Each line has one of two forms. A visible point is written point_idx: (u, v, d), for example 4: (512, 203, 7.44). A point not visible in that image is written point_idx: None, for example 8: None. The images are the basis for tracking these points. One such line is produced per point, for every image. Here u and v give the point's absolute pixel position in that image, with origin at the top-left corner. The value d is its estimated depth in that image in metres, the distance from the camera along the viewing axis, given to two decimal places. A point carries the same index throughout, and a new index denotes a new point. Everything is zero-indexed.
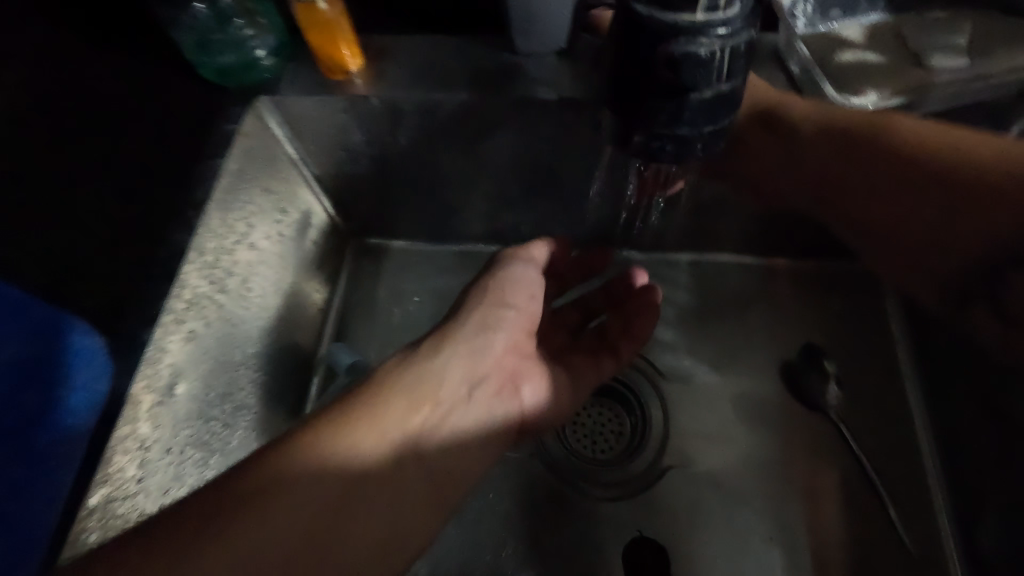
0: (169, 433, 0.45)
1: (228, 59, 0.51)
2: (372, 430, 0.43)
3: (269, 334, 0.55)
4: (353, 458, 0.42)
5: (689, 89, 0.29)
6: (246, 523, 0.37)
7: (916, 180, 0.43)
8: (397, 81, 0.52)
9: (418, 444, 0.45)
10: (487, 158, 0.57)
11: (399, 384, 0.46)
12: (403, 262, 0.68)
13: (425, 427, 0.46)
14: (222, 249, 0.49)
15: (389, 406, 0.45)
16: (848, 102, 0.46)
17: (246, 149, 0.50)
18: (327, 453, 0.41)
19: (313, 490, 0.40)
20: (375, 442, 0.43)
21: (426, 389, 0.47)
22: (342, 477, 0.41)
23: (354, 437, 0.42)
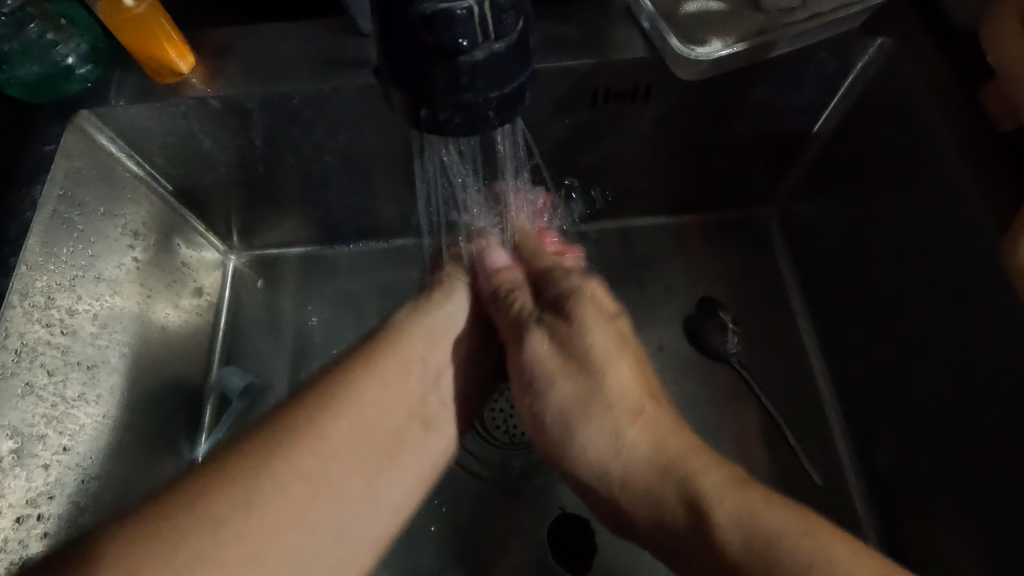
0: (19, 500, 0.41)
1: (30, 72, 0.45)
2: (397, 371, 0.45)
3: (141, 371, 0.51)
4: (384, 404, 0.43)
5: (456, 51, 0.24)
6: (330, 431, 0.40)
7: (705, 570, 0.34)
8: (234, 77, 0.48)
9: (438, 383, 0.48)
10: (356, 150, 0.53)
11: (402, 347, 0.46)
12: (297, 271, 0.64)
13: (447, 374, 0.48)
14: (56, 287, 0.44)
15: (410, 347, 0.47)
16: (692, 53, 0.43)
17: (71, 172, 0.46)
18: (370, 388, 0.43)
19: (389, 403, 0.43)
20: (405, 372, 0.45)
21: (440, 331, 0.49)
22: (381, 416, 0.43)
23: (388, 379, 0.44)
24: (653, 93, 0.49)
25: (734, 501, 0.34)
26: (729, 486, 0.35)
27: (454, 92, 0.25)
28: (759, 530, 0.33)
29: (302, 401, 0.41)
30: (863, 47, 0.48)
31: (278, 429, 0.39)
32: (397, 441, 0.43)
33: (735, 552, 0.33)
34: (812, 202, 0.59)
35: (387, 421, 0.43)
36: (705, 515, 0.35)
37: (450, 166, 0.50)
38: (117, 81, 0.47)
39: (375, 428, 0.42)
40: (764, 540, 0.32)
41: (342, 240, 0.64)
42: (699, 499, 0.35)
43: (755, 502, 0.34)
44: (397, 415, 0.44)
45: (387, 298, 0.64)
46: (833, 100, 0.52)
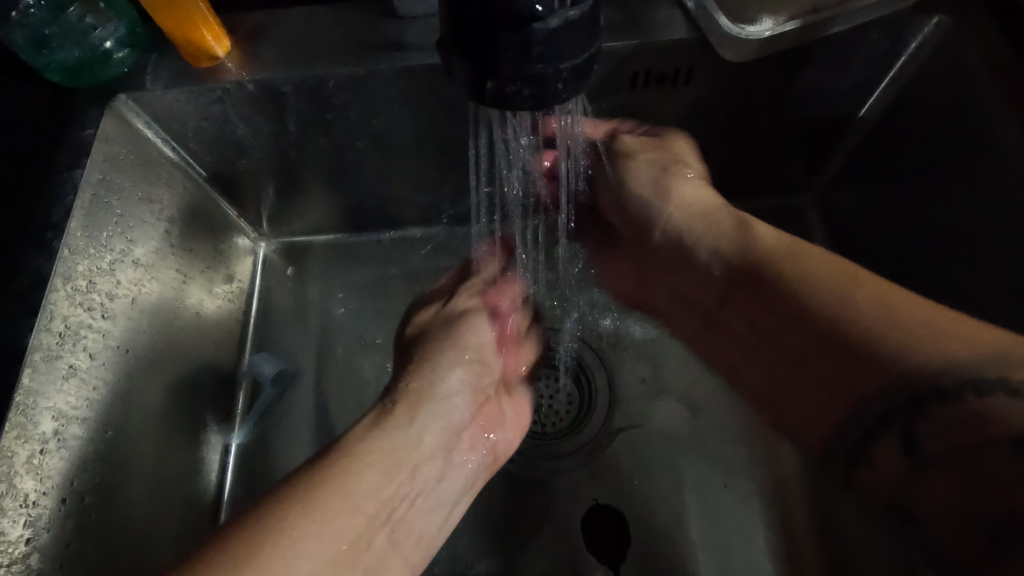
0: (65, 481, 0.41)
1: (72, 55, 0.45)
2: (347, 506, 0.37)
3: (174, 357, 0.51)
4: (310, 562, 0.34)
5: (531, 19, 0.22)
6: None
7: (766, 292, 0.40)
8: (269, 61, 0.47)
9: (393, 517, 0.40)
10: (388, 135, 0.53)
11: (342, 478, 0.38)
12: (327, 260, 0.64)
13: (398, 497, 0.40)
14: (96, 271, 0.44)
15: (348, 505, 0.37)
16: (742, 34, 0.44)
17: (109, 157, 0.46)
18: (351, 492, 0.38)
19: (346, 526, 0.37)
20: (342, 515, 0.37)
21: (395, 453, 0.41)
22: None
23: (308, 538, 0.34)
24: (695, 76, 0.48)
25: (846, 274, 0.37)
26: (837, 266, 0.38)
27: (524, 64, 0.23)
28: (886, 291, 0.35)
29: (204, 562, 0.32)
30: (917, 27, 0.46)
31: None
32: (365, 558, 0.37)
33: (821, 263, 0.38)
34: (852, 188, 0.57)
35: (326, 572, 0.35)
36: (751, 230, 0.43)
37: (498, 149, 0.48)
38: (154, 65, 0.47)
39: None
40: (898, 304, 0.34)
41: (370, 227, 0.64)
42: (789, 257, 0.40)
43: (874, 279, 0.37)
44: (337, 557, 0.36)
45: (414, 285, 0.63)
46: (881, 82, 0.50)
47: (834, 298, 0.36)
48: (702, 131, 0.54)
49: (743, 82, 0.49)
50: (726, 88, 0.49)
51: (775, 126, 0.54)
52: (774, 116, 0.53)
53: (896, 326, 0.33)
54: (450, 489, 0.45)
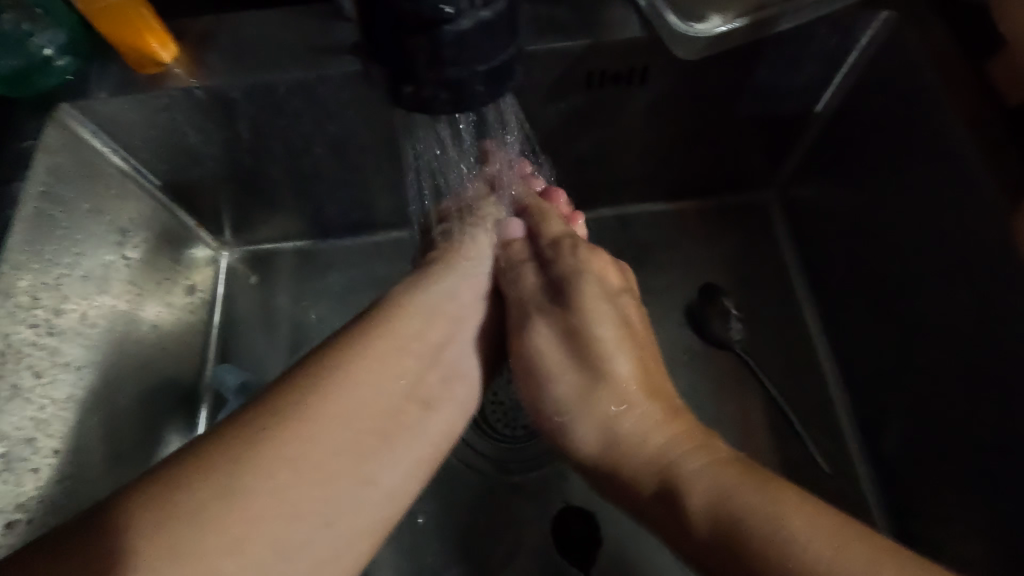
0: (10, 504, 0.39)
1: (9, 63, 0.43)
2: (396, 352, 0.44)
3: (133, 371, 0.50)
4: (366, 399, 0.40)
5: (443, 21, 0.21)
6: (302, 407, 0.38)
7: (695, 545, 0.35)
8: (217, 67, 0.46)
9: (440, 360, 0.47)
10: (346, 140, 0.52)
11: (392, 325, 0.45)
12: (293, 267, 0.63)
13: (442, 341, 0.48)
14: (41, 286, 0.43)
15: (399, 343, 0.44)
16: (691, 32, 0.43)
17: (53, 168, 0.44)
18: (387, 344, 0.44)
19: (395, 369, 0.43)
20: (391, 356, 0.43)
21: (433, 307, 0.48)
22: (378, 393, 0.41)
23: (371, 364, 0.42)
24: (651, 75, 0.48)
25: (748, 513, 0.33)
26: (782, 490, 0.34)
27: (441, 67, 0.22)
28: (768, 525, 0.32)
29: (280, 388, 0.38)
30: (865, 22, 0.46)
31: (244, 428, 0.36)
32: (407, 404, 0.43)
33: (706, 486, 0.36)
34: (812, 184, 0.58)
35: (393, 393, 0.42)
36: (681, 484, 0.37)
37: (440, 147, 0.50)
38: (99, 72, 0.46)
39: (384, 395, 0.42)
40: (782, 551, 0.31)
41: (336, 233, 0.63)
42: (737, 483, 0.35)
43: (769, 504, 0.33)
44: (387, 399, 0.42)
45: (382, 291, 0.62)
46: (836, 76, 0.50)
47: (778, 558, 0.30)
48: (665, 128, 0.54)
49: (702, 77, 0.49)
50: (686, 82, 0.49)
51: (738, 120, 0.54)
52: (735, 109, 0.52)
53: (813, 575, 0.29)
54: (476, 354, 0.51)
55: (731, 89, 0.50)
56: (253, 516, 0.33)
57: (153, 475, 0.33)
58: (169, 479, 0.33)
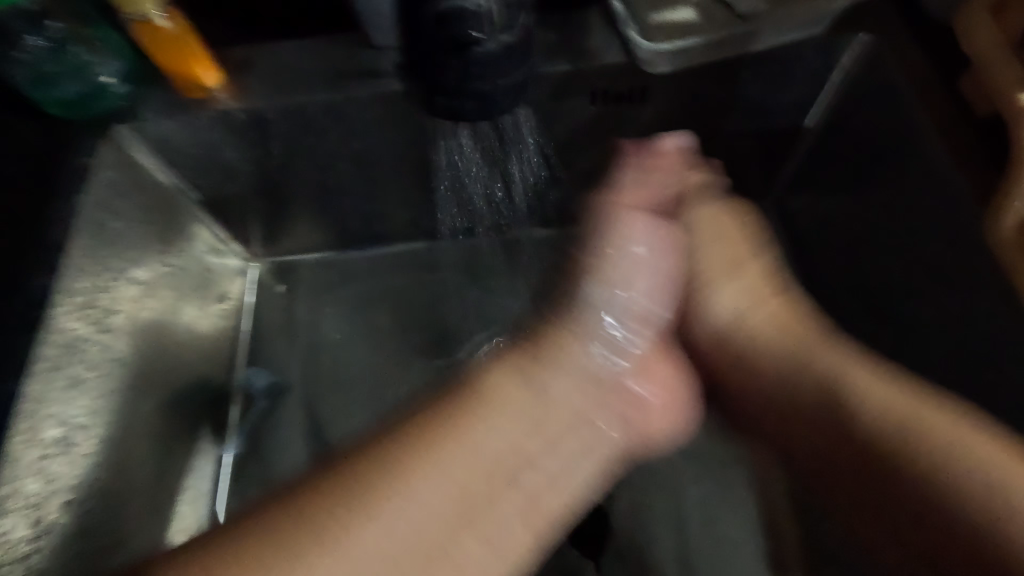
0: (69, 484, 0.43)
1: (69, 90, 0.48)
2: (534, 391, 0.42)
3: (167, 372, 0.54)
4: (505, 431, 0.40)
5: None
6: (444, 442, 0.39)
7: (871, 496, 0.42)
8: (258, 90, 0.51)
9: (515, 485, 0.40)
10: (369, 155, 0.56)
11: (469, 416, 0.40)
12: (315, 278, 0.67)
13: (578, 410, 0.43)
14: (97, 287, 0.47)
15: (495, 421, 0.40)
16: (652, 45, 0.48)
17: (109, 182, 0.49)
18: (508, 385, 0.41)
19: (517, 411, 0.41)
20: (511, 403, 0.41)
21: (563, 361, 0.43)
22: (495, 449, 0.40)
23: (472, 446, 0.39)
24: (653, 92, 0.52)
25: (894, 430, 0.40)
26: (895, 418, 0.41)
27: None
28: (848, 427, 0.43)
29: (410, 428, 0.39)
30: (847, 41, 0.50)
31: (401, 444, 0.38)
32: (534, 438, 0.41)
33: (625, 263, 0.47)
34: (804, 194, 0.62)
35: (471, 485, 0.38)
36: (854, 390, 0.43)
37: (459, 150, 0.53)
38: (149, 97, 0.51)
39: (458, 476, 0.38)
40: (898, 421, 0.41)
41: (355, 246, 0.67)
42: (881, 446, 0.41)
43: (855, 372, 0.44)
44: (513, 440, 0.40)
45: (402, 299, 0.66)
46: (823, 94, 0.54)
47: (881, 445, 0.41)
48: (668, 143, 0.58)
49: (702, 94, 0.53)
50: (687, 99, 0.53)
51: (736, 132, 0.57)
52: (734, 123, 0.56)
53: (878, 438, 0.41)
54: (591, 453, 0.44)
55: (726, 105, 0.54)
56: (361, 552, 0.35)
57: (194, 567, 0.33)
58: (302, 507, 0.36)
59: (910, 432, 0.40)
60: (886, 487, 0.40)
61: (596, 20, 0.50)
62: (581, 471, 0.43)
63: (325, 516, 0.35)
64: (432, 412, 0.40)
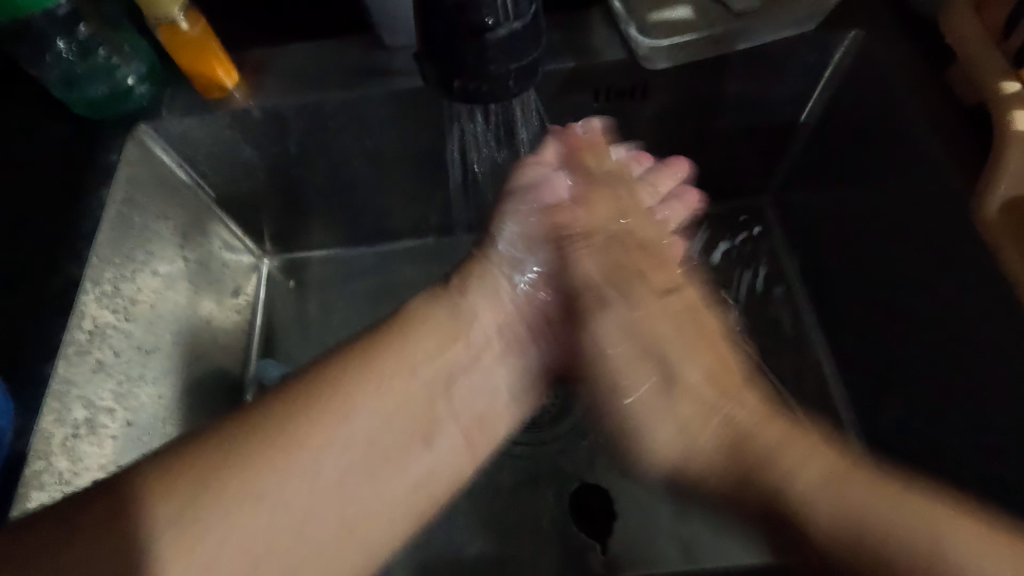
0: (95, 465, 0.45)
1: (97, 91, 0.50)
2: (407, 363, 0.46)
3: (185, 361, 0.56)
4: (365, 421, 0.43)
5: None
6: (328, 417, 0.42)
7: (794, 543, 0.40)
8: (272, 89, 0.53)
9: (429, 443, 0.46)
10: (378, 152, 0.58)
11: (401, 353, 0.46)
12: (326, 274, 0.69)
13: (471, 354, 0.50)
14: (121, 277, 0.49)
15: (390, 378, 0.45)
16: (653, 39, 0.50)
17: (132, 177, 0.51)
18: (412, 346, 0.47)
19: (382, 395, 0.44)
20: (400, 370, 0.46)
21: (462, 326, 0.50)
22: (374, 423, 0.44)
23: (378, 397, 0.44)
24: (650, 88, 0.54)
25: (738, 444, 0.43)
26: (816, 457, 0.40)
27: None
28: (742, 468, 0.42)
29: (317, 377, 0.43)
30: (836, 38, 0.52)
31: (277, 404, 0.41)
32: (409, 421, 0.45)
33: (619, 330, 0.51)
34: (800, 188, 0.64)
35: (378, 443, 0.44)
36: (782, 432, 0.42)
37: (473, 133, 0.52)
38: (170, 98, 0.53)
39: (359, 442, 0.43)
40: (852, 464, 0.39)
41: (364, 242, 0.69)
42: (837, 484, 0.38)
43: (753, 427, 0.43)
44: (387, 416, 0.44)
45: (408, 294, 0.68)
46: (815, 88, 0.56)
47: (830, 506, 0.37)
48: (665, 139, 0.60)
49: (700, 89, 0.55)
50: (684, 94, 0.55)
51: (733, 126, 0.59)
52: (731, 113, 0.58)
53: (830, 500, 0.38)
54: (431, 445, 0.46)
55: (720, 93, 0.55)
56: (221, 545, 0.36)
57: (121, 509, 0.35)
58: (220, 457, 0.38)
59: (905, 510, 0.36)
60: (716, 465, 0.44)
61: (596, 20, 0.53)
62: (425, 453, 0.46)
63: (234, 463, 0.38)
64: (332, 356, 0.45)
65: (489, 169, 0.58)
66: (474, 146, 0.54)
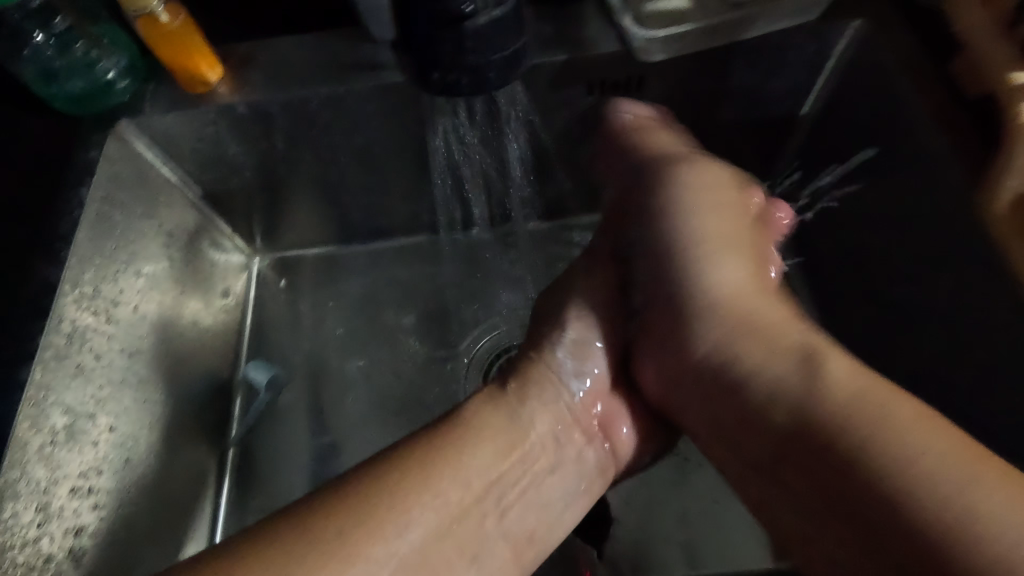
0: (73, 471, 0.44)
1: (77, 85, 0.49)
2: (485, 448, 0.41)
3: (171, 363, 0.54)
4: (427, 523, 0.37)
5: None
6: (406, 496, 0.38)
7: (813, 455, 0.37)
8: (257, 84, 0.52)
9: (500, 526, 0.40)
10: (368, 149, 0.57)
11: (457, 457, 0.40)
12: (319, 272, 0.68)
13: (508, 472, 0.41)
14: (101, 278, 0.48)
15: (474, 454, 0.40)
16: (652, 32, 0.48)
17: (112, 175, 0.50)
18: (468, 451, 0.40)
19: (484, 466, 0.40)
20: (474, 459, 0.40)
21: (530, 426, 0.43)
22: (430, 525, 0.37)
23: (436, 496, 0.38)
24: (645, 82, 0.53)
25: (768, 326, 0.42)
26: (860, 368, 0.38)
27: None
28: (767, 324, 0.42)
29: (372, 470, 0.39)
30: (836, 29, 0.50)
31: (360, 487, 0.38)
32: (470, 524, 0.39)
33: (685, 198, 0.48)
34: (801, 183, 0.62)
35: (442, 543, 0.38)
36: (822, 375, 0.38)
37: (459, 130, 0.53)
38: (153, 93, 0.52)
39: (421, 549, 0.37)
40: (876, 411, 0.36)
41: (357, 240, 0.68)
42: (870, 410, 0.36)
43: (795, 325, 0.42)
44: (471, 501, 0.39)
45: (403, 293, 0.67)
46: (816, 80, 0.54)
47: (870, 439, 0.35)
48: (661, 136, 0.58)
49: (697, 82, 0.53)
50: (681, 90, 0.54)
51: (730, 121, 0.58)
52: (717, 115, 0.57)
53: (839, 406, 0.37)
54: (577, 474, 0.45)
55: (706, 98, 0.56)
56: None
57: None
58: (267, 572, 0.34)
59: (885, 418, 0.35)
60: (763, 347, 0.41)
61: (590, 11, 0.51)
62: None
63: None
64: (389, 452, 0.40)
65: (481, 177, 0.58)
66: (466, 148, 0.55)
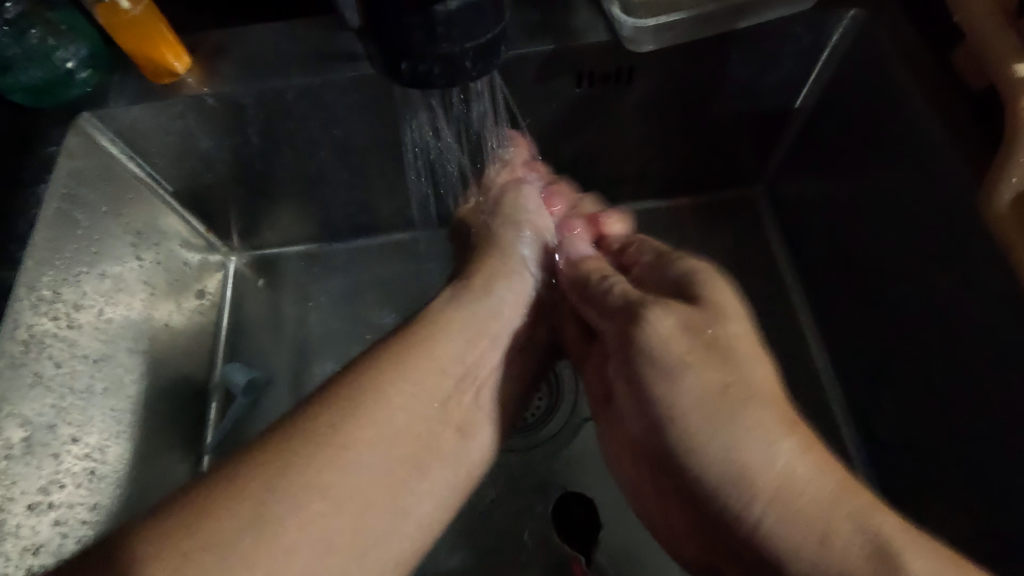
0: (32, 487, 0.42)
1: (35, 76, 0.46)
2: (456, 338, 0.46)
3: (142, 369, 0.52)
4: (414, 399, 0.42)
5: None
6: (396, 380, 0.42)
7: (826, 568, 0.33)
8: (228, 75, 0.49)
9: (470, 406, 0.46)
10: (347, 143, 0.54)
11: (432, 343, 0.45)
12: (299, 271, 0.65)
13: (477, 361, 0.47)
14: (61, 280, 0.45)
15: (448, 339, 0.46)
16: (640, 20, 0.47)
17: (73, 172, 0.47)
18: (444, 339, 0.46)
19: (458, 352, 0.46)
20: (450, 348, 0.46)
21: (486, 318, 0.49)
22: (417, 407, 0.42)
23: (421, 377, 0.43)
24: (636, 74, 0.50)
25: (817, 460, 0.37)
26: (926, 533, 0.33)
27: None
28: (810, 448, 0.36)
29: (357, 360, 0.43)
30: (834, 18, 0.48)
31: (348, 376, 0.41)
32: (449, 405, 0.44)
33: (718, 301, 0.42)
34: (796, 178, 0.60)
35: (427, 420, 0.43)
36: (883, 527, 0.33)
37: (432, 125, 0.51)
38: (116, 84, 0.49)
39: (410, 430, 0.41)
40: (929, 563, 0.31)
41: (338, 237, 0.66)
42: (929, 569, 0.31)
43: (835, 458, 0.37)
44: (449, 386, 0.45)
45: (386, 292, 0.64)
46: (812, 71, 0.52)
47: None
48: (653, 129, 0.56)
49: (690, 74, 0.51)
50: (673, 81, 0.52)
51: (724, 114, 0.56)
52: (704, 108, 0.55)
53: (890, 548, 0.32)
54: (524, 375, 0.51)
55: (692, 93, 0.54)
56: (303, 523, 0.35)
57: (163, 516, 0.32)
58: (274, 442, 0.37)
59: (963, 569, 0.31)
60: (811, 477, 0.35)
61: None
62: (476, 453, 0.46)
63: (290, 452, 0.36)
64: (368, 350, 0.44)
65: (458, 171, 0.57)
66: (443, 142, 0.53)
